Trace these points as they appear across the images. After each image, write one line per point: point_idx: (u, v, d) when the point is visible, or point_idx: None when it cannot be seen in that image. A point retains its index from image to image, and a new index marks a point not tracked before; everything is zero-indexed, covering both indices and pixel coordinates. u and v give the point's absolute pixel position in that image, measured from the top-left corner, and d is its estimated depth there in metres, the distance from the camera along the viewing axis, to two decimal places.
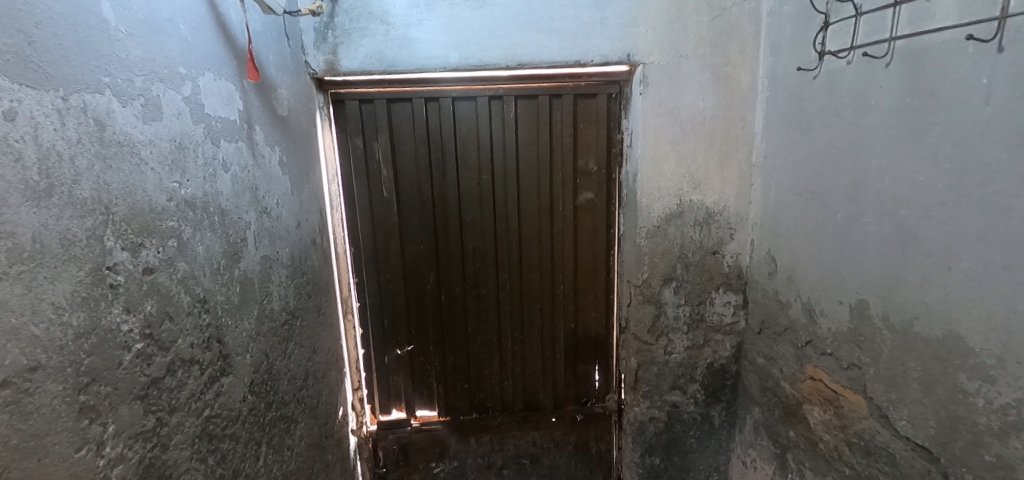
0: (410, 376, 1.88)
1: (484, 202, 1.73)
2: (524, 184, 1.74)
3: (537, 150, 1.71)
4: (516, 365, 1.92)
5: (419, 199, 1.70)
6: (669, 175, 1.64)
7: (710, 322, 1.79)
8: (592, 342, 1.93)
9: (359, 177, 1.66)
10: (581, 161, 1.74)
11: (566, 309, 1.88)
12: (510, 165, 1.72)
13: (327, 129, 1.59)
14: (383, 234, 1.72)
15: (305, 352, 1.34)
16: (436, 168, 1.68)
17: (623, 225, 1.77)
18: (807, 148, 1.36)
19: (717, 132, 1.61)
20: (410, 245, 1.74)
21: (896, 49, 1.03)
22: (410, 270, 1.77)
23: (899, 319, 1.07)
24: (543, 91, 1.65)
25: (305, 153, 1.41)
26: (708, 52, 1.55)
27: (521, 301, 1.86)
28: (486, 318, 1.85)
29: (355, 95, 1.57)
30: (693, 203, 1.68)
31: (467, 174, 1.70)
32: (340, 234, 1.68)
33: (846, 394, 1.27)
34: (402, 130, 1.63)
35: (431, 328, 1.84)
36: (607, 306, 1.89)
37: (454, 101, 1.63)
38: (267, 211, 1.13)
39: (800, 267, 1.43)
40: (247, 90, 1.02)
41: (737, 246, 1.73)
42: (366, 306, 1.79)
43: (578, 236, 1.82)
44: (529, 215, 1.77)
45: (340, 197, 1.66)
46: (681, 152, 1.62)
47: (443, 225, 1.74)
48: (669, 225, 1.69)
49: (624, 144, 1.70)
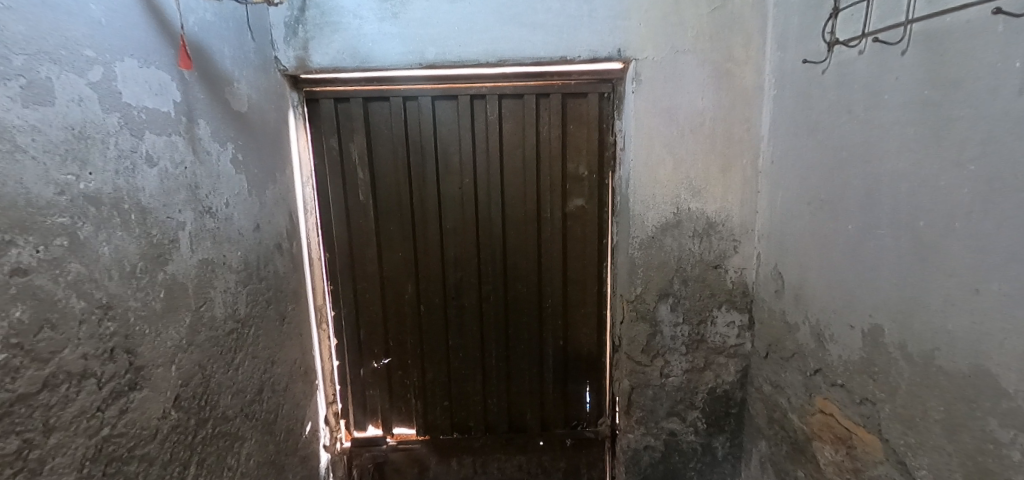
0: (387, 392, 1.76)
1: (466, 207, 1.62)
2: (510, 190, 1.63)
3: (524, 153, 1.60)
4: (501, 384, 1.78)
5: (398, 204, 1.60)
6: (664, 181, 1.51)
7: (711, 344, 1.63)
8: (584, 360, 1.78)
9: (335, 180, 1.57)
10: (570, 166, 1.62)
11: (555, 324, 1.74)
12: (495, 170, 1.60)
13: (302, 129, 1.51)
14: (359, 240, 1.63)
15: (259, 363, 1.25)
16: (416, 171, 1.59)
17: (616, 234, 1.64)
18: (817, 152, 1.21)
19: (718, 134, 1.47)
20: (388, 252, 1.64)
21: (914, 34, 0.88)
22: (388, 279, 1.67)
23: (919, 349, 0.91)
24: (530, 90, 1.54)
25: (271, 151, 1.33)
26: (709, 47, 1.42)
27: (507, 315, 1.72)
28: (469, 331, 1.72)
29: (330, 93, 1.49)
30: (692, 212, 1.54)
31: (448, 178, 1.60)
32: (315, 239, 1.59)
33: (859, 433, 1.11)
34: (380, 132, 1.55)
35: (409, 341, 1.72)
36: (599, 322, 1.75)
37: (434, 100, 1.54)
38: (211, 210, 1.05)
39: (810, 284, 1.26)
40: (187, 81, 0.97)
41: (741, 260, 1.57)
42: (342, 316, 1.69)
43: (568, 245, 1.69)
44: (515, 222, 1.65)
45: (314, 199, 1.57)
46: (678, 157, 1.49)
47: (423, 231, 1.63)
48: (665, 236, 1.55)
49: (618, 147, 1.58)
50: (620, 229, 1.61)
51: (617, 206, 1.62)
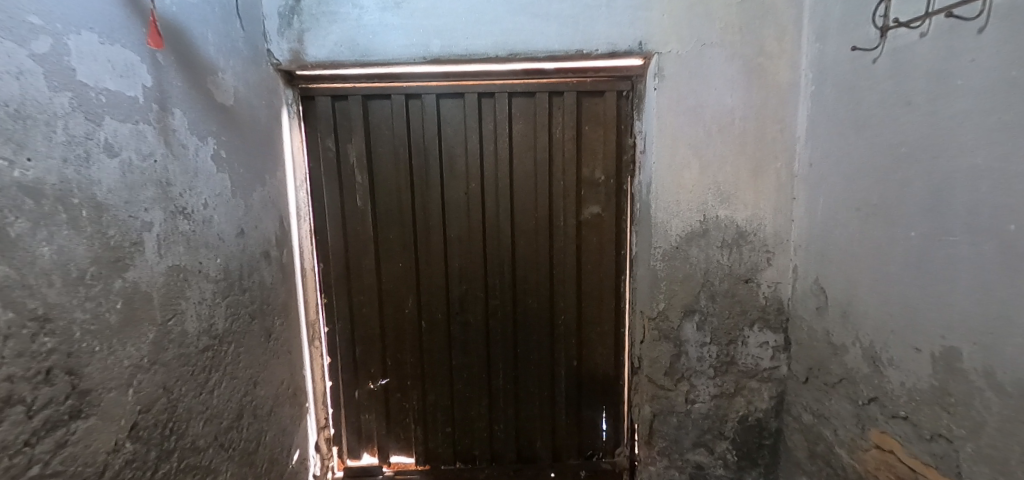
0: (384, 416, 1.60)
1: (473, 214, 1.50)
2: (520, 196, 1.50)
3: (535, 156, 1.48)
4: (508, 410, 1.62)
5: (399, 210, 1.49)
6: (689, 186, 1.39)
7: (742, 367, 1.47)
8: (600, 383, 1.62)
9: (331, 184, 1.46)
10: (585, 170, 1.50)
11: (568, 343, 1.59)
12: (504, 174, 1.48)
13: (297, 130, 1.41)
14: (356, 249, 1.50)
15: (240, 384, 1.11)
16: (418, 175, 1.47)
17: (635, 244, 1.51)
18: (865, 151, 1.08)
19: (749, 135, 1.35)
20: (387, 262, 1.52)
21: (995, 7, 0.76)
22: (387, 292, 1.53)
23: (1011, 378, 0.76)
24: (542, 87, 1.43)
25: (261, 150, 1.23)
26: (738, 41, 1.31)
27: (515, 332, 1.58)
28: (473, 349, 1.58)
29: (327, 91, 1.39)
30: (719, 220, 1.40)
31: (454, 182, 1.48)
32: (308, 248, 1.47)
33: (930, 475, 0.95)
34: (380, 133, 1.44)
35: (408, 360, 1.57)
36: (617, 341, 1.60)
37: (439, 99, 1.43)
38: (185, 211, 0.94)
39: (861, 300, 1.11)
40: (159, 64, 0.87)
41: (775, 274, 1.42)
42: (336, 333, 1.55)
43: (583, 257, 1.55)
44: (525, 231, 1.52)
45: (308, 205, 1.46)
46: (704, 159, 1.37)
47: (425, 240, 1.51)
48: (690, 246, 1.42)
49: (637, 150, 1.46)
50: (640, 238, 1.48)
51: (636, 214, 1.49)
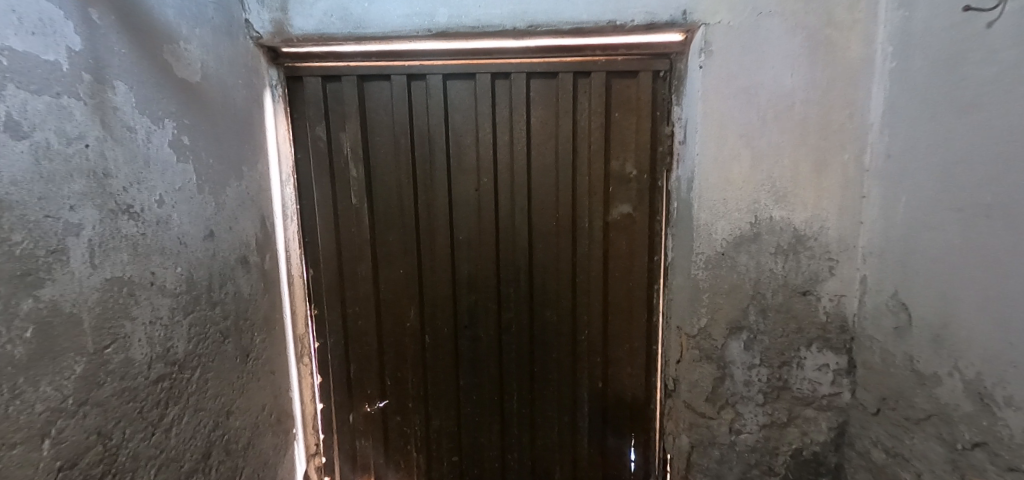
0: (382, 442, 1.41)
1: (485, 214, 1.31)
2: (539, 193, 1.30)
3: (557, 147, 1.28)
4: (523, 436, 1.43)
5: (400, 210, 1.30)
6: (739, 182, 1.18)
7: (796, 392, 1.26)
8: (628, 407, 1.42)
9: (322, 178, 1.27)
10: (613, 163, 1.30)
11: (592, 361, 1.39)
12: (520, 167, 1.29)
13: (281, 116, 1.22)
14: (351, 253, 1.31)
15: (208, 416, 0.93)
16: (422, 169, 1.28)
17: (671, 250, 1.31)
18: (971, 139, 0.87)
19: (812, 122, 1.15)
20: (386, 269, 1.33)
21: None
22: (386, 302, 1.35)
23: None
24: (566, 67, 1.24)
25: (236, 137, 1.04)
26: (802, 10, 1.10)
27: (532, 349, 1.39)
28: (485, 368, 1.39)
29: (317, 71, 1.21)
30: (774, 223, 1.20)
31: (462, 177, 1.29)
32: (295, 252, 1.29)
33: None
34: (379, 120, 1.25)
35: (410, 380, 1.38)
36: (648, 359, 1.40)
37: (445, 80, 1.24)
38: (130, 209, 0.75)
39: (961, 322, 0.90)
40: (91, 22, 0.68)
41: (838, 285, 1.21)
42: (328, 348, 1.36)
43: (610, 263, 1.35)
44: (544, 234, 1.32)
45: (295, 203, 1.28)
46: (757, 151, 1.17)
47: (430, 244, 1.32)
48: (739, 253, 1.21)
49: (676, 140, 1.26)
50: (678, 245, 1.28)
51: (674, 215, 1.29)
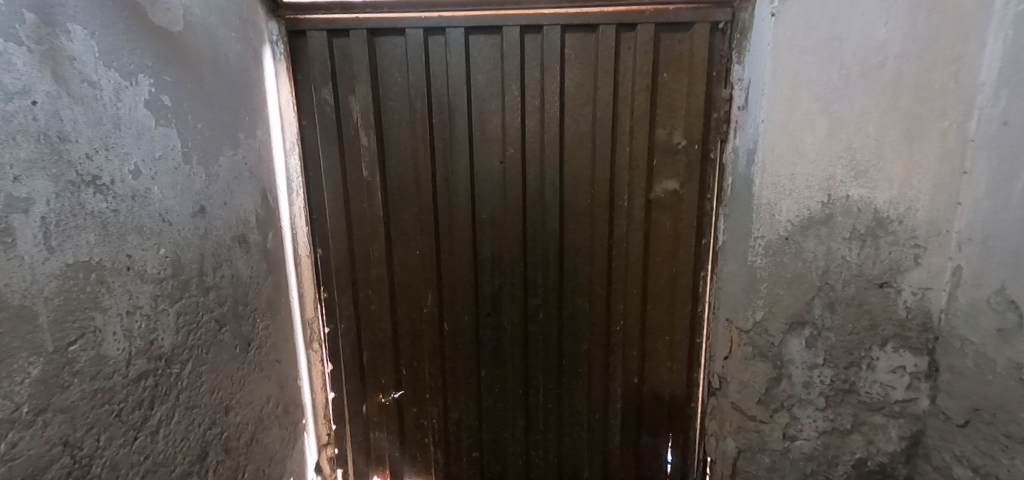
0: (397, 434, 1.32)
1: (511, 190, 1.16)
2: (572, 166, 1.15)
3: (594, 113, 1.11)
4: (549, 432, 1.32)
5: (415, 185, 1.16)
6: (810, 155, 0.97)
7: (863, 397, 1.06)
8: (665, 405, 1.29)
9: (329, 148, 1.14)
10: (659, 132, 1.13)
11: (628, 356, 1.26)
12: (551, 137, 1.13)
13: (284, 77, 1.08)
14: (362, 233, 1.19)
15: (202, 415, 0.83)
16: (440, 138, 1.13)
17: (725, 233, 1.16)
18: None
19: (908, 81, 0.90)
20: (401, 250, 1.20)
21: None
22: (401, 286, 1.23)
23: None
24: (607, 17, 1.05)
25: (228, 100, 0.90)
26: None
27: (560, 340, 1.26)
28: (508, 360, 1.27)
29: (323, 24, 1.06)
30: (851, 204, 0.97)
31: (485, 148, 1.14)
32: (302, 230, 1.17)
33: None
34: (392, 81, 1.10)
35: (428, 370, 1.28)
36: (691, 354, 1.26)
37: (467, 34, 1.07)
38: (97, 180, 0.62)
39: None
40: None
41: (925, 277, 0.97)
42: (339, 335, 1.26)
43: (651, 247, 1.19)
44: (577, 213, 1.17)
45: (301, 176, 1.15)
46: (835, 118, 0.94)
47: (449, 223, 1.18)
48: (806, 238, 1.01)
49: (736, 105, 1.08)
50: (730, 225, 1.14)
51: (727, 193, 1.14)
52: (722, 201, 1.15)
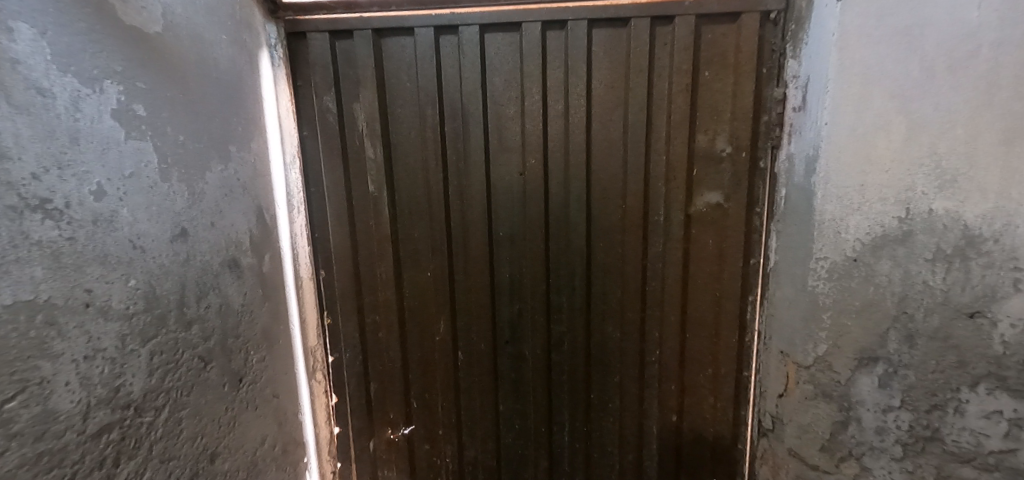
0: (407, 473, 1.20)
1: (531, 205, 1.04)
2: (600, 178, 1.02)
3: (625, 118, 0.99)
4: (576, 474, 1.18)
5: (426, 199, 1.05)
6: (881, 166, 0.78)
7: (955, 451, 0.78)
8: (708, 447, 1.14)
9: (332, 160, 1.04)
10: (700, 138, 0.99)
11: (665, 391, 1.11)
12: (577, 145, 1.00)
13: (282, 84, 0.99)
14: (368, 252, 1.09)
15: (180, 467, 0.72)
16: (452, 148, 1.02)
17: (776, 252, 1.00)
18: None
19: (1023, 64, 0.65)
20: (411, 271, 1.10)
21: None
22: (411, 311, 1.12)
23: None
24: (640, 10, 0.93)
25: (217, 110, 0.81)
26: None
27: (587, 372, 1.12)
28: (529, 394, 1.14)
29: (325, 24, 0.97)
30: (934, 219, 0.74)
31: (503, 158, 1.02)
32: (303, 251, 1.07)
33: None
34: (400, 86, 1.00)
35: (440, 404, 1.16)
36: (738, 390, 1.10)
37: (482, 32, 0.97)
38: (48, 203, 0.53)
39: None
40: None
41: None
42: (344, 364, 1.15)
43: (691, 269, 1.05)
44: (606, 231, 1.04)
45: (302, 191, 1.06)
46: (913, 120, 0.74)
47: (463, 242, 1.07)
48: (878, 260, 0.80)
49: (790, 106, 0.94)
50: (785, 244, 0.97)
51: (781, 207, 0.98)
52: (774, 216, 1.00)
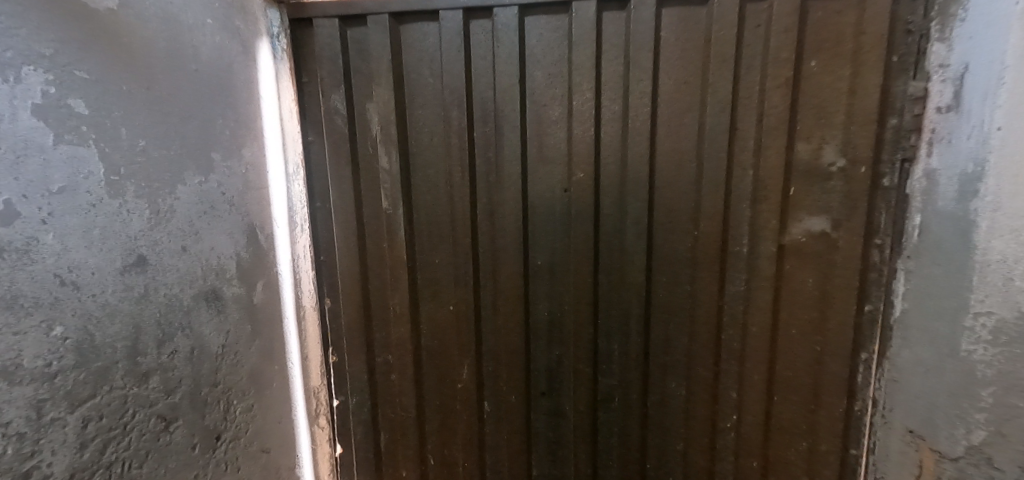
0: None
1: (577, 230, 0.83)
2: (666, 197, 0.81)
3: (701, 121, 0.77)
4: None
5: (449, 219, 0.87)
6: None
7: None
8: None
9: (340, 170, 0.88)
10: (800, 147, 0.76)
11: (743, 468, 0.88)
12: (637, 156, 0.80)
13: (285, 82, 0.84)
14: (380, 280, 0.92)
15: None
16: (481, 158, 0.84)
17: (908, 300, 0.76)
18: None
19: None
20: (429, 304, 0.92)
21: None
22: (428, 351, 0.94)
23: None
24: None
25: (197, 109, 0.66)
26: None
27: (642, 437, 0.91)
28: (569, 459, 0.93)
29: (335, 8, 0.82)
30: None
31: (544, 171, 0.83)
32: (306, 276, 0.92)
33: None
34: (422, 83, 0.83)
35: (461, 463, 0.97)
36: (843, 473, 0.85)
37: (521, 14, 0.78)
38: None
39: None
40: None
41: None
42: (350, 408, 0.99)
43: (782, 315, 0.82)
44: (671, 264, 0.83)
45: (306, 207, 0.90)
46: None
47: (492, 273, 0.88)
48: None
49: (936, 104, 0.69)
50: (924, 290, 0.72)
51: (920, 239, 0.73)
52: (903, 250, 0.76)
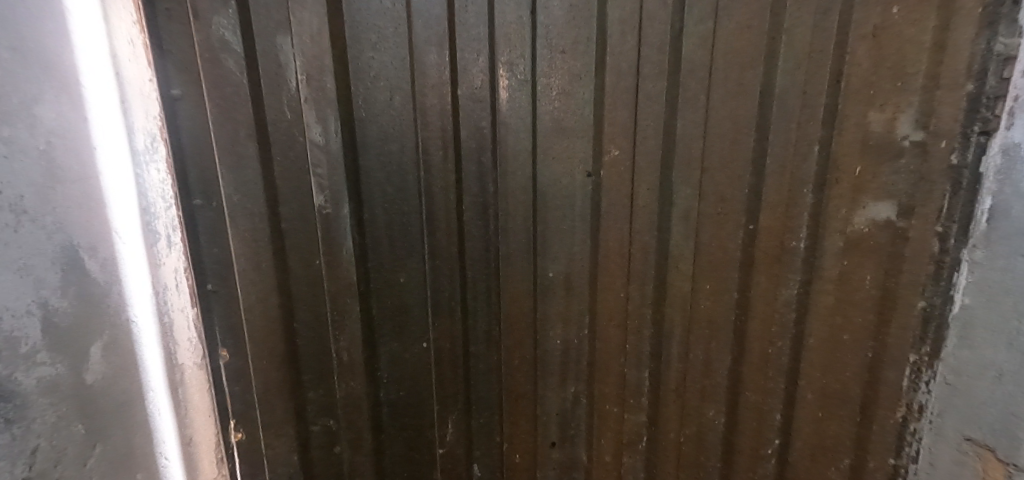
0: None
1: (598, 236, 0.67)
2: (718, 183, 0.61)
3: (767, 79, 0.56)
4: None
5: (422, 217, 0.62)
6: None
7: None
8: None
9: (235, 145, 0.53)
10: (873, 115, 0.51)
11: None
12: (689, 127, 0.61)
13: None
14: (313, 314, 0.61)
15: None
16: (468, 131, 0.62)
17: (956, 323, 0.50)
18: None
19: None
20: (392, 342, 0.67)
21: None
22: (400, 399, 0.69)
23: None
24: None
25: None
26: None
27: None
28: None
29: None
30: None
31: (560, 147, 0.64)
32: (185, 322, 0.55)
33: None
34: (375, 7, 0.54)
35: None
36: None
37: None
38: None
39: None
40: None
41: None
42: None
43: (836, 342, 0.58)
44: (714, 269, 0.64)
45: (177, 204, 0.53)
46: None
47: (490, 294, 0.69)
48: None
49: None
50: (999, 338, 0.47)
51: (990, 249, 0.47)
52: (963, 251, 0.49)
